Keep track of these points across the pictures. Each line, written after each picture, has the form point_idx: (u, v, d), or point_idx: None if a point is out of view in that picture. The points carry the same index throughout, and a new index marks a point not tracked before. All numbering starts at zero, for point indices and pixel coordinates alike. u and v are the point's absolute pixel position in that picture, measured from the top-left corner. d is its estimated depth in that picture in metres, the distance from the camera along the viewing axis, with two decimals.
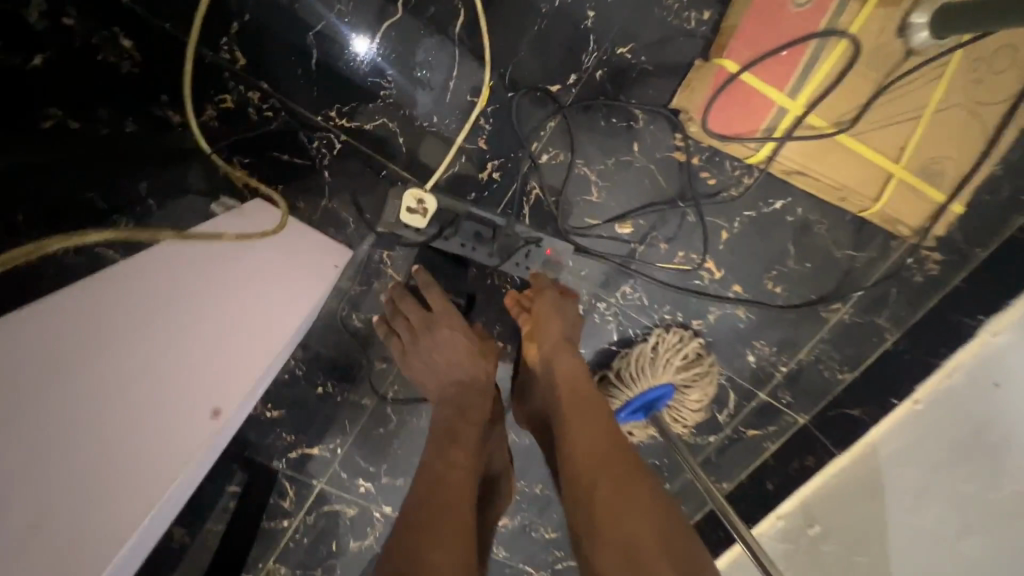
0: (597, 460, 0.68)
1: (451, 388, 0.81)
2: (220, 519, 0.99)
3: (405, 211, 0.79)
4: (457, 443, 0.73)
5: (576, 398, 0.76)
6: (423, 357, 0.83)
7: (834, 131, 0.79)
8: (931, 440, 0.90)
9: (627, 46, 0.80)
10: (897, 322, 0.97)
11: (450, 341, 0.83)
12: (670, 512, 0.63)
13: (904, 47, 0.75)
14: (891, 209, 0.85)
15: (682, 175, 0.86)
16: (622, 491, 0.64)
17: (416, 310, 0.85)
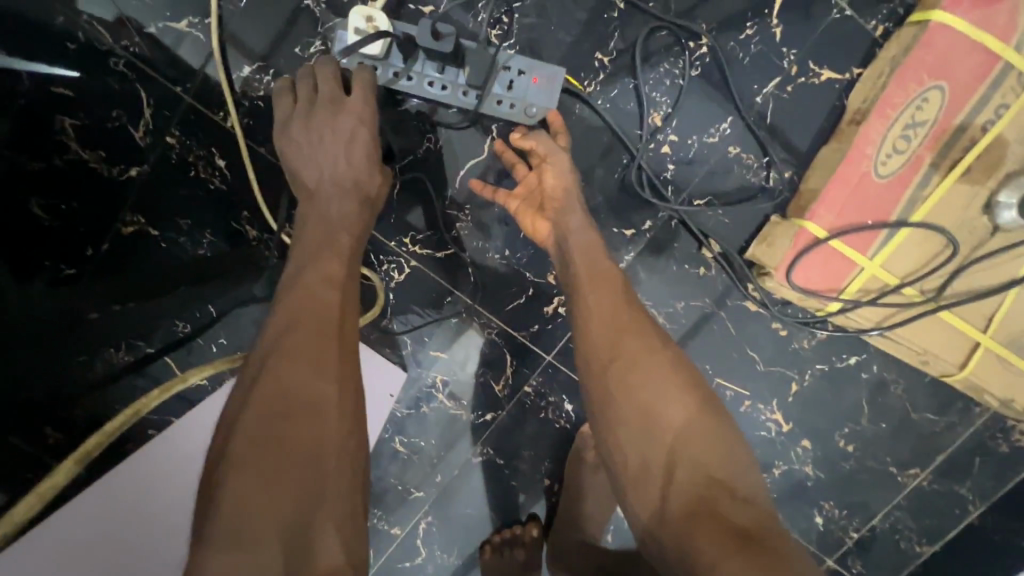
0: (621, 339, 0.62)
1: (331, 185, 0.65)
2: None
3: (354, 32, 0.67)
4: (326, 252, 0.59)
5: (599, 267, 0.68)
6: (311, 135, 0.65)
7: (920, 298, 0.77)
8: None
9: (703, 199, 0.79)
10: (981, 493, 0.90)
11: (349, 134, 0.65)
12: (699, 390, 0.61)
13: (990, 223, 0.73)
14: (978, 378, 0.80)
15: (753, 325, 0.84)
16: (647, 373, 0.60)
17: (329, 87, 0.65)
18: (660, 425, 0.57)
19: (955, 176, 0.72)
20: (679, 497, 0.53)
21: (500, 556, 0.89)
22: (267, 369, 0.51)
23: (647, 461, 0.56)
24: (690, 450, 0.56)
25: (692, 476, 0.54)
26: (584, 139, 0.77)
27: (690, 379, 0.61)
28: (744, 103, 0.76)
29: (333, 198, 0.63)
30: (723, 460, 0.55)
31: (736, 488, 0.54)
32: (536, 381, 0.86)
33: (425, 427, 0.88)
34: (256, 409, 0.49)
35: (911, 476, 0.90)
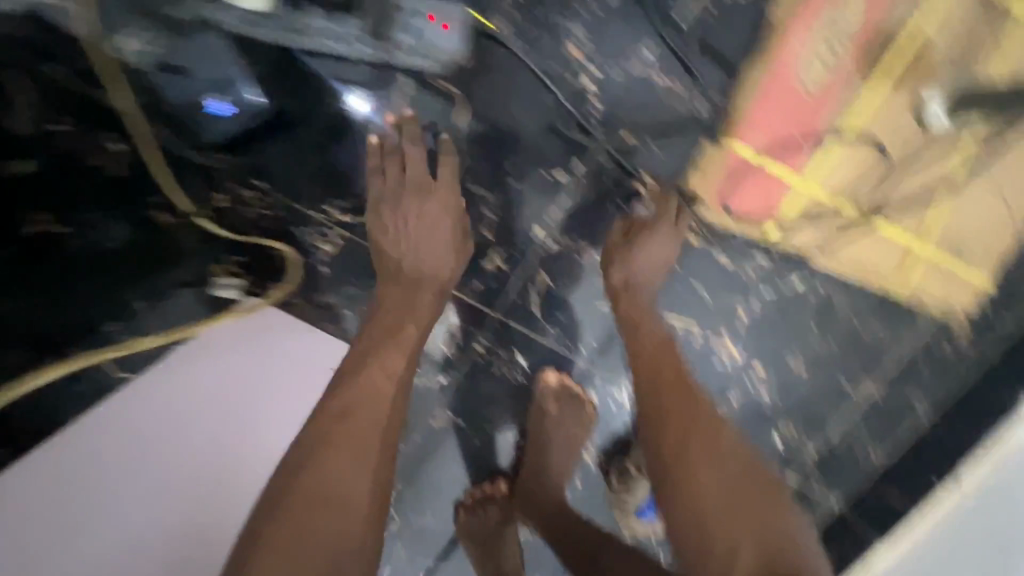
0: (682, 404, 0.63)
1: (405, 272, 0.68)
2: None
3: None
4: (391, 354, 0.61)
5: (656, 340, 0.70)
6: (410, 216, 0.69)
7: (853, 212, 0.77)
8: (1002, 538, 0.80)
9: (632, 132, 0.77)
10: (933, 399, 0.91)
11: (426, 220, 0.69)
12: (758, 465, 0.60)
13: (917, 128, 0.72)
14: (916, 286, 0.81)
15: (696, 258, 0.83)
16: (713, 441, 0.60)
17: (418, 170, 0.69)
18: (715, 494, 0.56)
19: (880, 82, 0.70)
20: (748, 572, 0.51)
21: (474, 514, 0.89)
22: (301, 499, 0.49)
23: (713, 531, 0.54)
24: (753, 524, 0.54)
25: (762, 551, 0.52)
26: (503, 84, 0.74)
27: (751, 453, 0.61)
28: (663, 24, 0.73)
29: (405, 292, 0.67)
30: (788, 535, 0.54)
31: (804, 569, 0.51)
32: (485, 341, 0.87)
33: None
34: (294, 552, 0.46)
35: (863, 388, 0.92)
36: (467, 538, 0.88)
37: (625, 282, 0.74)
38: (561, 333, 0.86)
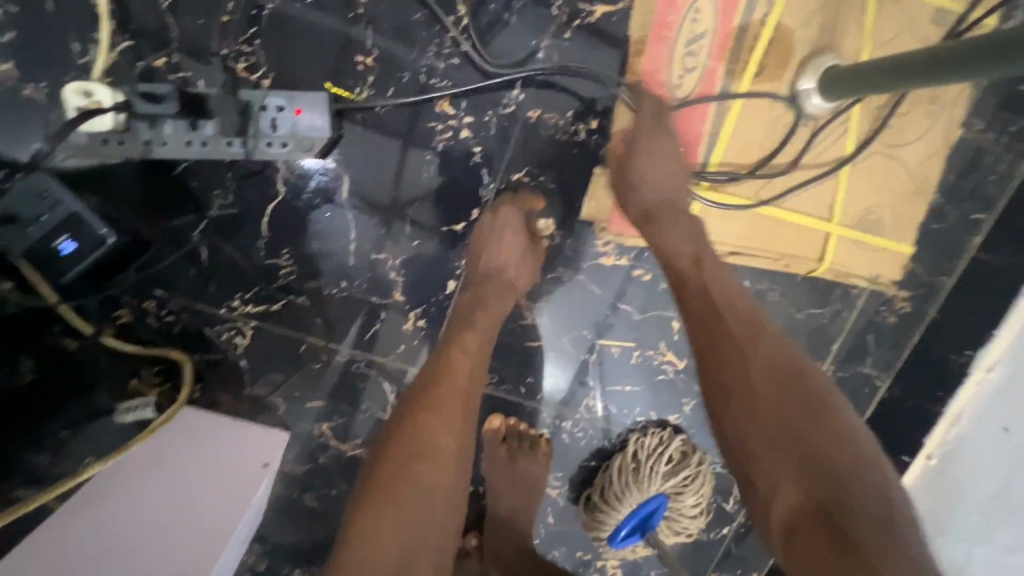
0: (712, 346, 0.57)
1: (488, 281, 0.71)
2: None
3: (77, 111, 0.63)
4: (472, 326, 0.66)
5: (697, 279, 0.62)
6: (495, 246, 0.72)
7: (760, 206, 0.75)
8: (970, 497, 0.80)
9: (522, 170, 0.76)
10: (885, 367, 0.90)
11: (512, 246, 0.72)
12: (803, 387, 0.52)
13: (800, 114, 0.72)
14: (840, 266, 0.79)
15: (616, 279, 0.81)
16: (746, 379, 0.53)
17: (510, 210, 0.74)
18: (762, 425, 0.51)
19: (750, 77, 0.70)
20: (792, 517, 0.47)
21: None
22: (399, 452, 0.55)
23: (758, 464, 0.50)
24: (797, 455, 0.48)
25: (804, 494, 0.47)
26: (382, 146, 0.74)
27: (796, 375, 0.53)
28: (527, 64, 0.73)
29: (484, 288, 0.70)
30: (841, 460, 0.48)
31: (852, 504, 0.45)
32: None
33: (331, 476, 0.85)
34: (361, 531, 0.51)
35: (815, 371, 0.90)
36: None
37: (669, 241, 0.64)
38: (499, 377, 0.85)
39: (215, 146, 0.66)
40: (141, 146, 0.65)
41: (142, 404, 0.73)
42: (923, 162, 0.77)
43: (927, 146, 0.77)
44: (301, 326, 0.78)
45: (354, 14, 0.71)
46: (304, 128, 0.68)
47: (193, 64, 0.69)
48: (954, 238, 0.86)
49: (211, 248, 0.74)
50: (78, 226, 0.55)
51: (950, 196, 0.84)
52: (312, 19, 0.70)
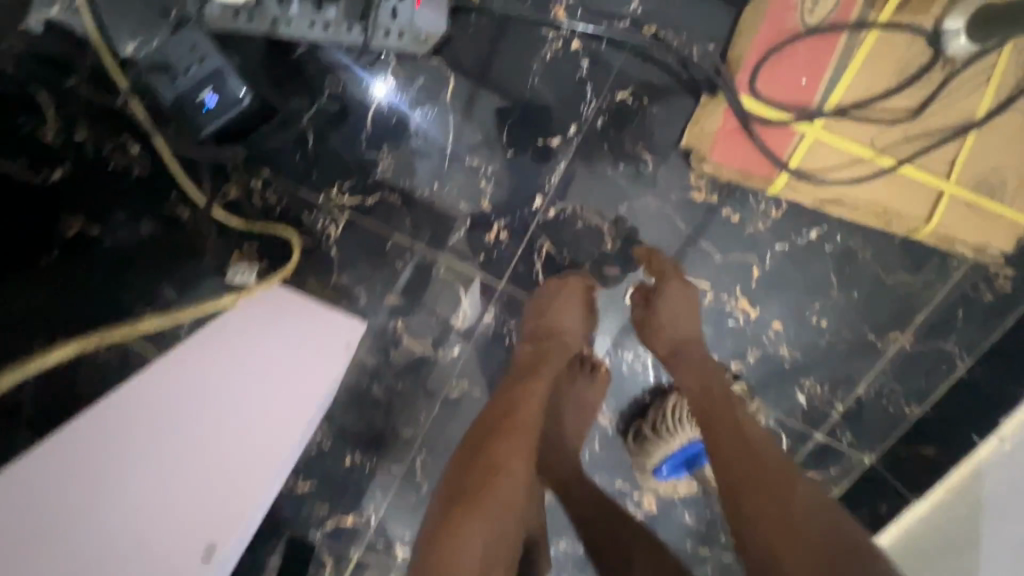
0: (750, 486, 0.56)
1: (546, 328, 0.78)
2: None
3: None
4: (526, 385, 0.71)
5: (721, 409, 0.64)
6: (553, 302, 0.79)
7: (872, 154, 0.71)
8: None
9: (626, 90, 0.75)
10: (967, 346, 0.87)
11: (569, 300, 0.79)
12: (839, 530, 0.53)
13: (937, 56, 0.67)
14: (947, 229, 0.75)
15: (703, 216, 0.80)
16: (788, 524, 0.53)
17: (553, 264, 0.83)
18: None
19: (887, 11, 0.66)
20: None
21: None
22: (462, 498, 0.57)
23: None
24: None
25: None
26: (492, 51, 0.75)
27: (831, 521, 0.53)
28: None
29: (538, 350, 0.76)
30: None
31: None
32: (495, 311, 0.86)
33: (398, 371, 0.90)
34: (446, 542, 0.53)
35: (891, 341, 0.88)
36: None
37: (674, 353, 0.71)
38: None
39: (341, 30, 0.69)
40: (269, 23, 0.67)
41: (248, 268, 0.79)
42: None
43: None
44: (390, 223, 0.81)
45: None
46: (419, 18, 0.69)
47: None
48: None
49: (319, 136, 0.78)
50: (221, 82, 0.62)
51: None
52: None
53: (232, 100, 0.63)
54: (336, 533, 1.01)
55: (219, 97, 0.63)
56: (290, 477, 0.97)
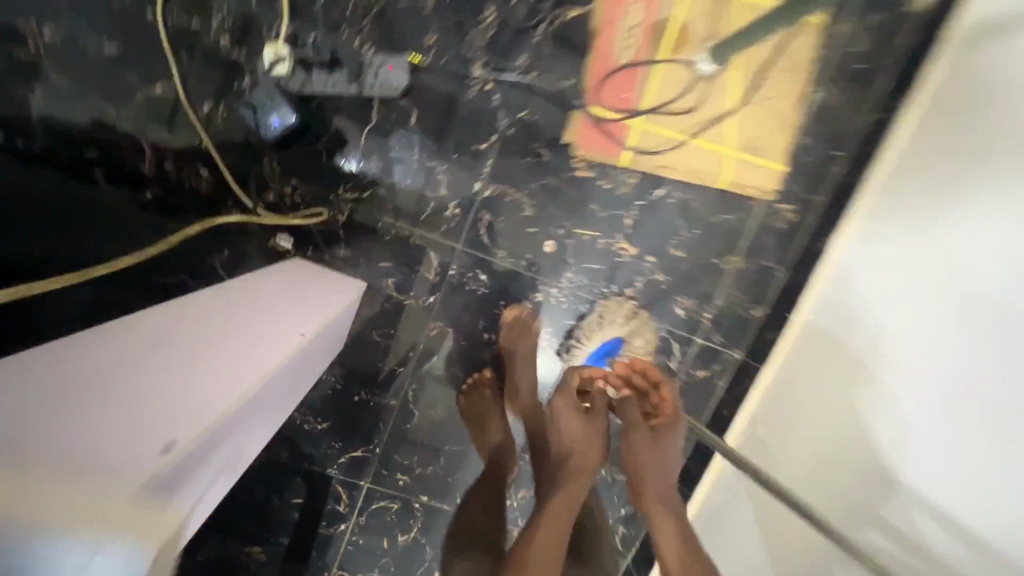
0: None
1: (577, 442, 1.06)
2: (294, 520, 1.30)
3: (269, 62, 1.05)
4: (557, 501, 0.98)
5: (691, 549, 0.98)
6: (563, 423, 1.08)
7: (674, 135, 1.17)
8: (831, 354, 1.15)
9: (525, 110, 1.17)
10: (777, 260, 1.29)
11: (575, 424, 1.07)
12: None
13: (698, 74, 1.15)
14: (730, 177, 1.22)
15: (586, 186, 1.22)
16: None
17: (578, 424, 1.07)
18: None
19: (665, 53, 1.14)
20: None
21: (471, 397, 1.26)
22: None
23: None
24: None
25: None
26: (436, 92, 1.16)
27: None
28: (529, 40, 1.14)
29: (562, 457, 1.05)
30: None
31: None
32: (456, 266, 1.24)
33: (392, 320, 1.25)
34: None
35: (729, 262, 1.29)
36: (467, 416, 1.27)
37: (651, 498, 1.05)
38: (507, 254, 1.24)
39: (342, 82, 1.10)
40: (301, 85, 1.09)
41: (285, 243, 1.18)
42: (785, 110, 1.19)
43: (786, 99, 1.19)
44: (380, 210, 1.20)
45: (428, 9, 1.12)
46: (392, 78, 1.10)
47: (324, 37, 1.11)
48: (820, 167, 1.25)
49: (331, 155, 1.16)
50: (281, 113, 1.06)
51: (817, 137, 1.24)
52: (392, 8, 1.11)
53: (285, 120, 1.07)
54: (350, 464, 1.30)
55: (280, 119, 1.06)
56: (313, 417, 1.27)
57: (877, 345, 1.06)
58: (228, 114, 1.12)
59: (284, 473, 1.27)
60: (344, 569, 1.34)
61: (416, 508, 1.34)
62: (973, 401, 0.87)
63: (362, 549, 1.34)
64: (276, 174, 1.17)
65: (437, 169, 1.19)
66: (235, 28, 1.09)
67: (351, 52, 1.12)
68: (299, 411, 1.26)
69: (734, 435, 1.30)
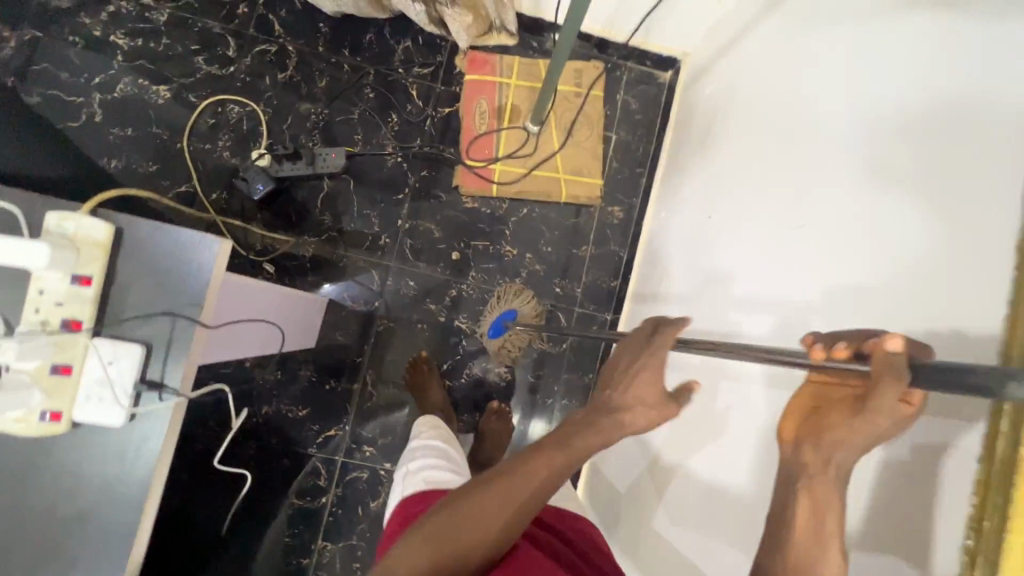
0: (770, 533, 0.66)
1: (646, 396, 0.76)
2: (285, 494, 1.63)
3: (256, 160, 1.66)
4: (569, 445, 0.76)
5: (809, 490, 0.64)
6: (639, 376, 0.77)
7: (523, 170, 1.78)
8: (803, 269, 0.99)
9: (425, 171, 1.79)
10: (619, 245, 1.86)
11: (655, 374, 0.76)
12: None
13: (530, 132, 1.77)
14: (570, 193, 1.81)
15: (475, 213, 1.80)
16: None
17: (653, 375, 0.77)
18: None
19: (507, 124, 1.79)
20: None
21: (411, 373, 1.69)
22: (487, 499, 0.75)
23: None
24: None
25: None
26: (365, 166, 1.77)
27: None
28: (421, 129, 1.80)
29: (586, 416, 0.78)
30: None
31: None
32: (393, 278, 1.75)
33: (351, 325, 1.72)
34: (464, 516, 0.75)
35: (585, 250, 1.84)
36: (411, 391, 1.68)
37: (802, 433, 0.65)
38: (427, 265, 1.77)
39: (303, 167, 1.68)
40: (276, 169, 1.67)
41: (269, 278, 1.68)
42: (596, 146, 1.83)
43: (595, 139, 1.83)
44: (334, 246, 1.73)
45: (355, 119, 1.78)
46: (334, 159, 1.69)
47: (289, 143, 1.74)
48: (631, 180, 1.88)
49: (299, 214, 1.71)
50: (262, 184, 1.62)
51: (622, 162, 1.88)
52: (333, 123, 1.77)
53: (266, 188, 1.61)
54: (327, 442, 1.67)
55: (263, 186, 1.63)
56: (295, 406, 1.67)
57: (832, 241, 0.94)
58: (229, 194, 1.69)
59: (275, 453, 1.63)
60: (327, 536, 1.63)
61: (382, 474, 1.68)
62: (922, 245, 0.75)
63: (341, 517, 1.65)
64: (260, 230, 1.69)
65: (371, 214, 1.76)
66: (233, 144, 1.72)
67: (308, 149, 1.73)
68: (284, 402, 1.66)
69: None
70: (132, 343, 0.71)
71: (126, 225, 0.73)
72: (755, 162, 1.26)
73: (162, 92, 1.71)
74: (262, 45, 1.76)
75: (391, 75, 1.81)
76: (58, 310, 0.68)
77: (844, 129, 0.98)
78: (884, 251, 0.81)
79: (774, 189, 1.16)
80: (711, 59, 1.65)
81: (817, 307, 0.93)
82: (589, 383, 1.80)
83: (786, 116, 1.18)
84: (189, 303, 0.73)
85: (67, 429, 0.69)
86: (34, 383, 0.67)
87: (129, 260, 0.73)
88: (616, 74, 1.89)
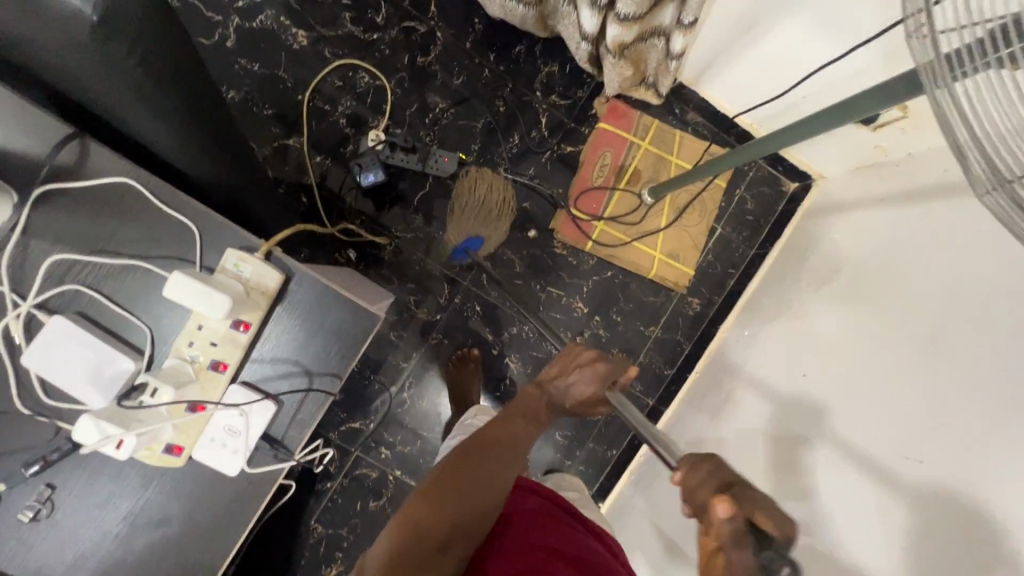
0: None
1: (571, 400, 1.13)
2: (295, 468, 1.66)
3: (370, 141, 1.62)
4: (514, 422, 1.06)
5: None
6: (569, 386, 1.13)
7: (622, 237, 1.74)
8: (887, 440, 1.10)
9: (527, 202, 1.75)
10: (686, 337, 1.83)
11: (581, 378, 1.12)
12: None
13: (643, 202, 1.73)
14: (658, 273, 1.77)
15: (559, 260, 1.76)
16: None
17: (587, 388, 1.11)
18: None
19: (622, 186, 1.74)
20: None
21: (455, 373, 1.68)
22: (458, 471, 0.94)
23: None
24: None
25: None
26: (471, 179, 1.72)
27: None
28: (537, 160, 1.75)
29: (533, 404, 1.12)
30: None
31: None
32: (460, 296, 1.73)
33: (406, 328, 1.71)
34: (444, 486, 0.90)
35: (651, 330, 1.81)
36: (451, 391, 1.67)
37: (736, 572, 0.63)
38: (498, 295, 1.74)
39: (413, 161, 1.66)
40: (386, 155, 1.64)
41: (346, 260, 1.65)
42: (699, 235, 1.79)
43: (700, 228, 1.79)
44: (416, 247, 1.70)
45: (477, 128, 1.72)
46: (446, 165, 1.67)
47: (405, 131, 1.69)
48: (720, 278, 1.83)
49: (394, 205, 1.68)
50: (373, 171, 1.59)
51: (718, 258, 1.83)
52: (454, 124, 1.71)
53: (376, 176, 1.59)
54: (348, 431, 1.69)
55: (373, 175, 1.59)
56: None
57: (922, 424, 1.05)
58: (333, 164, 1.66)
59: None
60: (320, 520, 1.66)
61: (389, 479, 1.70)
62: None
63: (338, 507, 1.67)
64: (350, 209, 1.66)
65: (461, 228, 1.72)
66: (352, 113, 1.66)
67: (423, 145, 1.68)
68: None
69: (638, 458, 1.77)
70: (267, 401, 0.80)
71: (294, 272, 0.81)
72: (839, 318, 1.37)
73: (300, 37, 1.64)
74: (411, 22, 1.69)
75: (527, 95, 1.74)
76: (211, 349, 0.78)
77: (947, 324, 1.12)
78: (986, 452, 0.93)
79: (865, 363, 1.24)
80: (851, 198, 1.58)
81: (906, 477, 1.04)
82: (610, 457, 1.80)
83: (882, 287, 1.31)
84: (325, 372, 0.83)
85: (182, 462, 0.79)
86: (170, 417, 0.77)
87: (287, 311, 0.82)
88: (744, 169, 1.83)
